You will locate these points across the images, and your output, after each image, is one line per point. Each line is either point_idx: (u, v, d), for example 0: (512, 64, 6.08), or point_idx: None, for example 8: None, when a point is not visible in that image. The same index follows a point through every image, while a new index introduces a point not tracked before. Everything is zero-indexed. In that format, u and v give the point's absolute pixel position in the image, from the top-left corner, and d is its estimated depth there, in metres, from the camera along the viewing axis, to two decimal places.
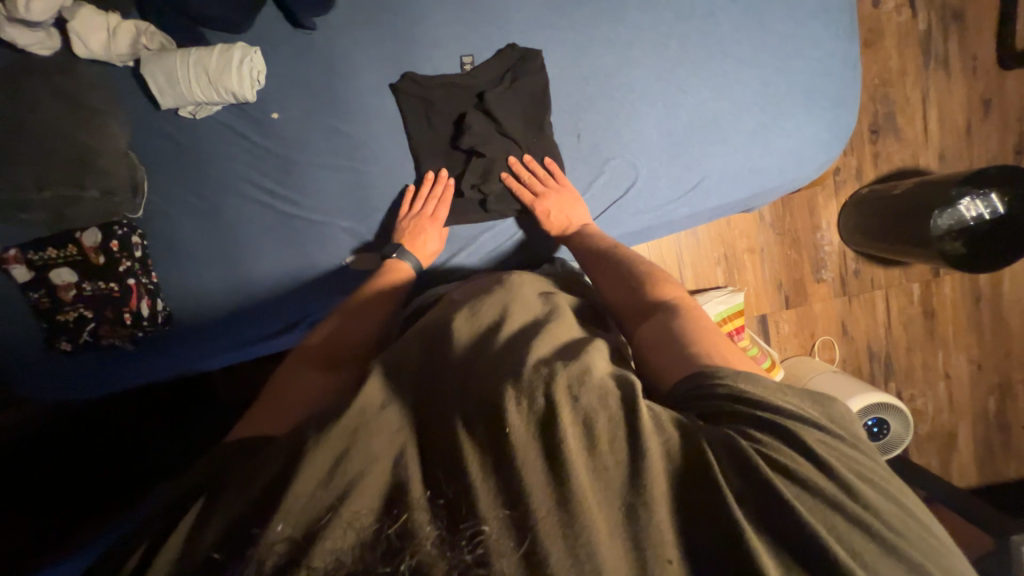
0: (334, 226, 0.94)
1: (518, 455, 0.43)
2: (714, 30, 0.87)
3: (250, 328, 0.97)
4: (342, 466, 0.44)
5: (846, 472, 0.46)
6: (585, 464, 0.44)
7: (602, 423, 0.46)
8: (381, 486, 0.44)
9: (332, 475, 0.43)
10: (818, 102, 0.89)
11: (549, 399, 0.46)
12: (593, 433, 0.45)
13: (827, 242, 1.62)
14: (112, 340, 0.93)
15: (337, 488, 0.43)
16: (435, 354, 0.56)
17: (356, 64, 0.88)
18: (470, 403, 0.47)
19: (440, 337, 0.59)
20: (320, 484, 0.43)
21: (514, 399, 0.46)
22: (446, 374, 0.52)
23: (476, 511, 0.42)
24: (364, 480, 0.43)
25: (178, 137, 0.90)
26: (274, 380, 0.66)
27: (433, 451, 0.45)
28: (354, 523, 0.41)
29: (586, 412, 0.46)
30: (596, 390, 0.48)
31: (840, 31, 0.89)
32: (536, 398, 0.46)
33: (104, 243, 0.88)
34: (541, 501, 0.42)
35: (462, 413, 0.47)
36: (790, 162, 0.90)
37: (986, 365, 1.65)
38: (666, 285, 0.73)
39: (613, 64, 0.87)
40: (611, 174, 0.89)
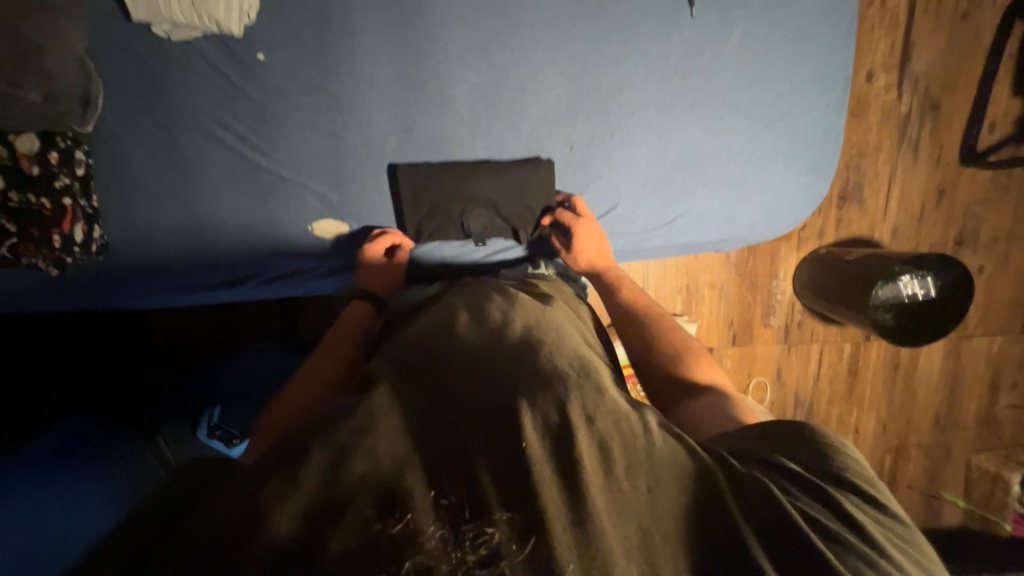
0: (303, 186, 0.89)
1: (534, 471, 0.43)
2: (718, 74, 0.88)
3: (191, 274, 0.92)
4: (344, 464, 0.43)
5: (875, 531, 0.46)
6: (597, 480, 0.44)
7: (609, 438, 0.47)
8: (382, 476, 0.43)
9: (330, 474, 0.43)
10: (795, 164, 0.93)
11: (563, 417, 0.47)
12: (608, 455, 0.46)
13: (780, 291, 1.72)
14: (33, 262, 0.82)
15: (339, 483, 0.42)
16: (407, 363, 0.57)
17: (354, 21, 0.82)
18: (475, 416, 0.48)
19: (437, 340, 0.60)
20: (325, 481, 0.42)
21: (530, 416, 0.47)
22: (434, 377, 0.54)
23: (484, 514, 0.42)
24: (369, 474, 0.43)
25: (143, 53, 0.82)
26: (289, 390, 0.67)
27: (435, 451, 0.46)
28: (354, 519, 0.40)
29: (598, 434, 0.47)
30: (609, 415, 0.49)
31: (829, 103, 0.93)
32: (550, 416, 0.48)
33: (44, 152, 0.78)
34: (555, 513, 0.42)
35: (475, 426, 0.47)
36: (761, 216, 0.95)
37: (890, 427, 1.81)
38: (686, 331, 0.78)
39: (616, 84, 0.87)
40: (595, 193, 0.90)
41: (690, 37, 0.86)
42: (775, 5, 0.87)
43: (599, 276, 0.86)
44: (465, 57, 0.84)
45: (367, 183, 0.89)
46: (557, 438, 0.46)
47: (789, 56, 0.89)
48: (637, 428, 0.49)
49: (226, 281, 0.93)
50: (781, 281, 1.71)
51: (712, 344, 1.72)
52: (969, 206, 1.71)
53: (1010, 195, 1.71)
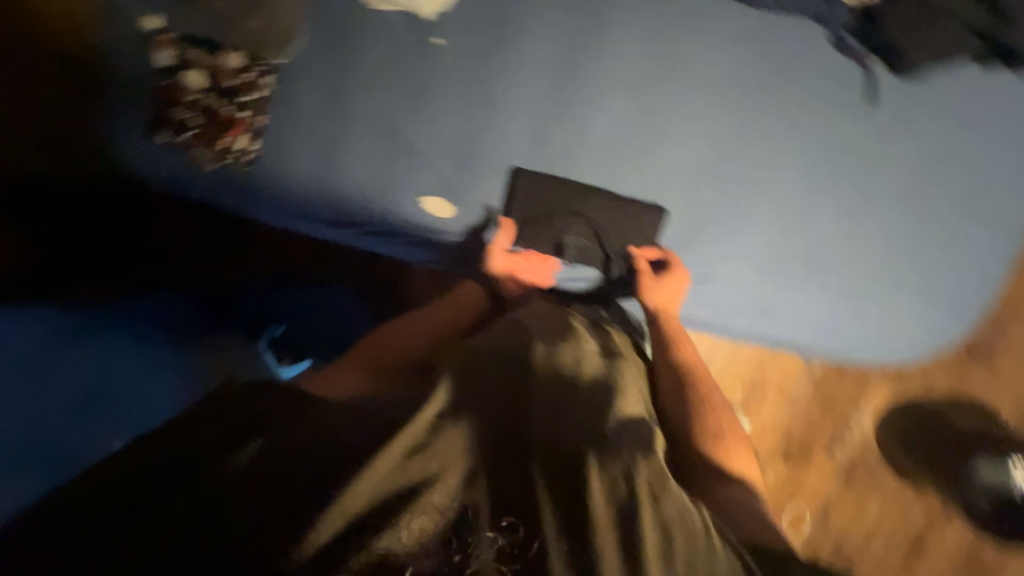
0: (431, 164, 0.95)
1: (590, 524, 0.54)
2: (881, 180, 0.79)
3: (314, 208, 0.98)
4: (420, 456, 0.56)
5: None
6: (651, 552, 0.54)
7: (658, 516, 0.56)
8: (457, 480, 0.56)
9: (408, 460, 0.56)
10: (932, 299, 0.83)
11: (630, 490, 0.57)
12: (661, 533, 0.55)
13: (859, 425, 1.51)
14: (198, 152, 0.97)
15: (415, 471, 0.55)
16: (474, 367, 0.64)
17: (534, 35, 0.89)
18: (548, 457, 0.58)
19: (509, 360, 0.66)
20: (403, 466, 0.55)
21: (597, 477, 0.57)
22: (512, 403, 0.62)
23: (544, 542, 0.54)
24: (445, 476, 0.56)
25: (350, 12, 0.94)
26: (360, 352, 0.76)
27: (494, 467, 0.58)
28: (434, 503, 0.55)
29: (657, 514, 0.56)
30: (672, 501, 0.58)
31: (991, 246, 0.82)
32: (617, 485, 0.57)
33: (240, 71, 0.95)
34: (607, 559, 0.53)
35: (543, 464, 0.57)
36: (871, 339, 0.85)
37: None
38: (733, 428, 0.77)
39: (759, 157, 0.81)
40: (698, 256, 0.85)
41: (860, 134, 0.79)
42: (963, 128, 0.79)
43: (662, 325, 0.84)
44: (619, 91, 0.86)
45: (484, 175, 0.93)
46: (618, 505, 0.56)
47: (966, 184, 0.80)
48: (686, 515, 0.57)
49: (334, 223, 0.98)
50: (863, 415, 1.51)
51: (760, 452, 1.55)
52: None
53: None
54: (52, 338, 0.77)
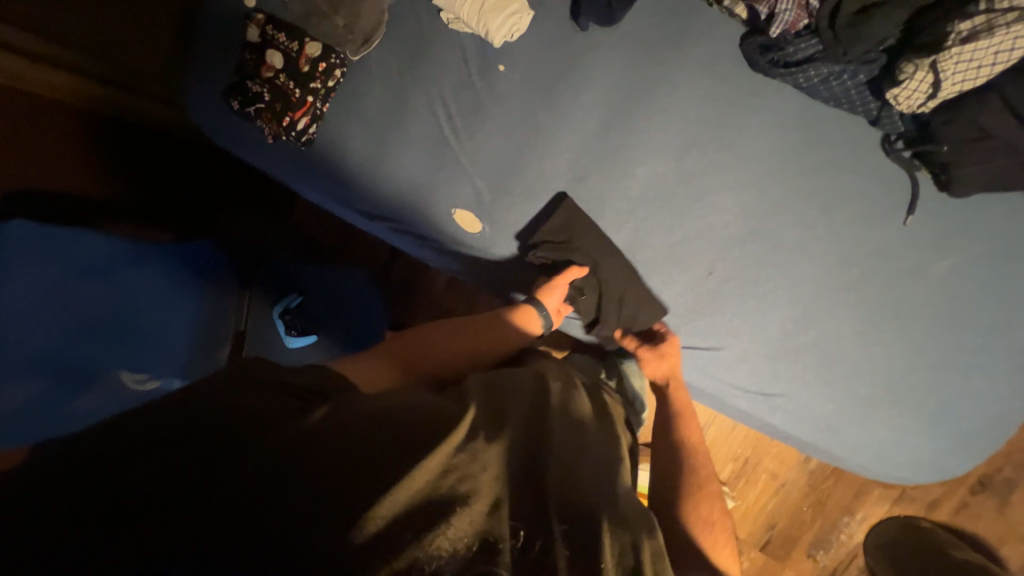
0: (470, 177, 0.98)
1: None
2: (911, 291, 0.77)
3: (356, 196, 1.04)
4: (451, 474, 0.45)
5: None
6: None
7: None
8: (484, 507, 0.44)
9: (445, 475, 0.45)
10: (942, 423, 0.80)
11: (637, 559, 0.48)
12: None
13: (846, 531, 1.47)
14: (262, 124, 1.06)
15: (450, 489, 0.44)
16: (507, 403, 0.61)
17: (592, 78, 0.91)
18: (572, 502, 0.49)
19: (533, 405, 0.64)
20: (431, 475, 0.44)
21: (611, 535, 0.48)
22: (536, 441, 0.57)
23: None
24: (473, 496, 0.44)
25: (426, 27, 1.00)
26: (382, 352, 0.73)
27: (529, 513, 0.47)
28: (459, 524, 0.41)
29: None
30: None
31: (1017, 383, 0.79)
32: (626, 552, 0.48)
33: (317, 60, 1.03)
34: None
35: (569, 507, 0.48)
36: (870, 449, 0.81)
37: None
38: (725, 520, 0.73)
39: (788, 240, 0.81)
40: (706, 325, 0.85)
41: (895, 241, 0.77)
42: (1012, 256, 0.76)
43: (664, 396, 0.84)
44: (663, 149, 0.87)
45: (519, 201, 0.96)
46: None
47: (1000, 315, 0.77)
48: None
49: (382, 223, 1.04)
50: (854, 522, 1.46)
51: (741, 535, 1.53)
52: None
53: None
54: (115, 260, 0.84)
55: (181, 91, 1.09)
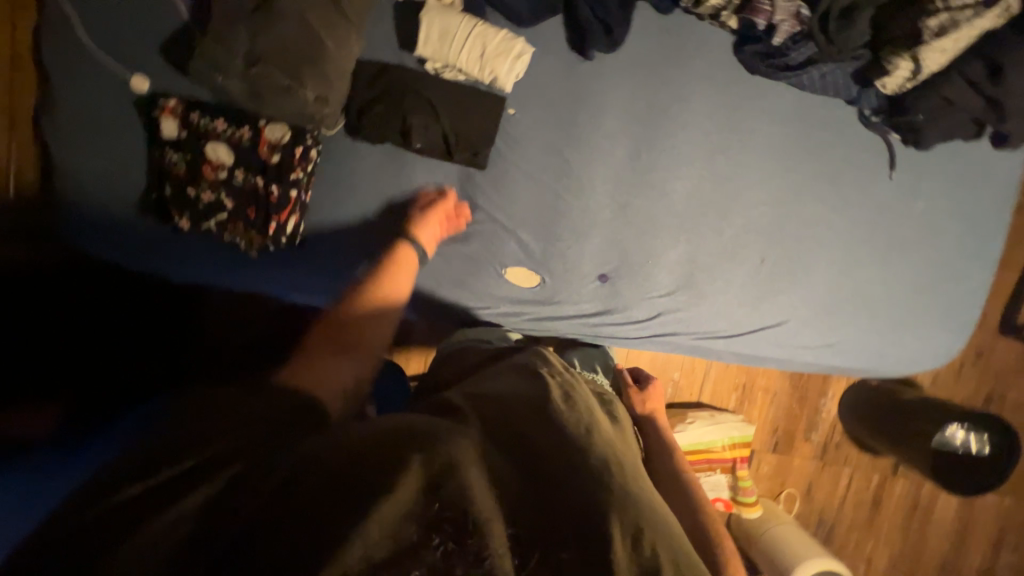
0: (514, 234, 0.92)
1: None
2: (904, 230, 0.95)
3: (287, 273, 0.91)
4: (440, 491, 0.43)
5: None
6: None
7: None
8: (479, 508, 0.43)
9: (432, 490, 0.43)
10: (952, 318, 1.00)
11: (655, 554, 0.45)
12: None
13: (825, 409, 1.89)
14: (235, 238, 0.87)
15: (434, 511, 0.43)
16: (507, 402, 0.59)
17: (606, 106, 0.90)
18: (571, 493, 0.48)
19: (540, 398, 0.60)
20: (415, 499, 0.43)
21: (622, 528, 0.46)
22: (545, 432, 0.54)
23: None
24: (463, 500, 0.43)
25: (404, 77, 0.86)
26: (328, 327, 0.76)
27: (525, 518, 0.46)
28: (432, 537, 0.42)
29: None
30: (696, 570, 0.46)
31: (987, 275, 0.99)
32: (641, 544, 0.45)
33: (289, 145, 0.85)
34: None
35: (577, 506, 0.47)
36: (905, 358, 1.01)
37: (899, 564, 1.98)
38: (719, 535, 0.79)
39: (814, 215, 0.93)
40: (770, 306, 0.96)
41: (886, 194, 0.94)
42: (966, 182, 0.95)
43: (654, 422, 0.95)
44: (693, 160, 0.92)
45: (572, 244, 0.93)
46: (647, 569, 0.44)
47: (969, 218, 0.96)
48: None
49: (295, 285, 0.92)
50: (829, 401, 1.89)
51: (756, 446, 1.90)
52: (1007, 370, 1.86)
53: None
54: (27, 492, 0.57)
55: (125, 217, 0.88)
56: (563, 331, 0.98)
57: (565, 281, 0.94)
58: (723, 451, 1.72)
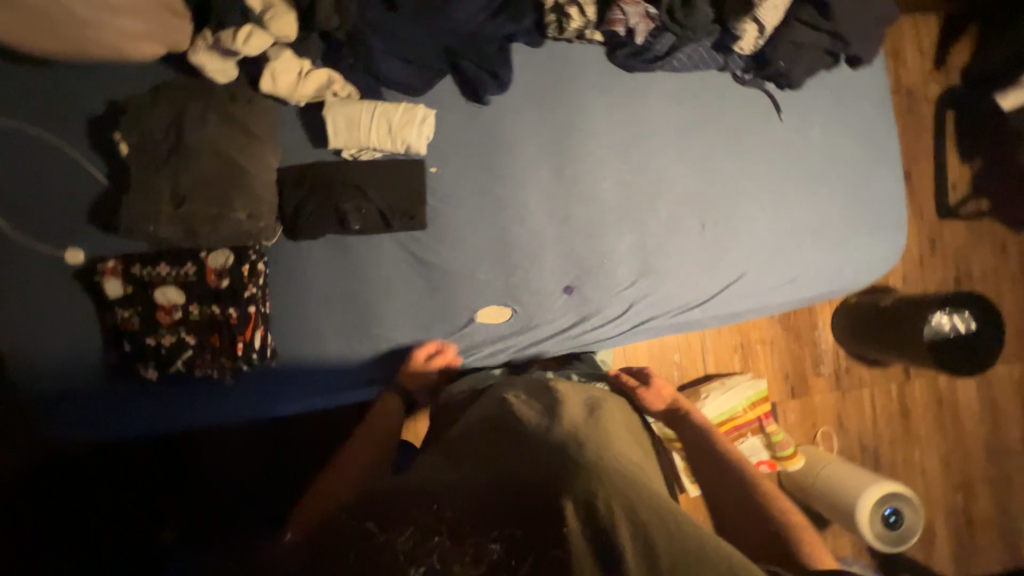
0: (473, 277, 0.96)
1: (573, 545, 0.53)
2: (813, 158, 1.03)
3: (269, 391, 0.91)
4: (415, 512, 0.59)
5: None
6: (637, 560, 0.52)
7: (652, 524, 0.55)
8: (445, 518, 0.58)
9: (408, 520, 0.58)
10: (889, 218, 1.06)
11: (607, 505, 0.55)
12: (653, 549, 0.53)
13: (822, 340, 1.96)
14: (207, 371, 0.86)
15: (412, 529, 0.57)
16: (480, 431, 0.73)
17: (517, 139, 0.97)
18: (527, 483, 0.59)
19: (504, 420, 0.73)
20: (397, 528, 0.58)
21: (575, 502, 0.55)
22: (507, 444, 0.67)
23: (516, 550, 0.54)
24: (431, 518, 0.58)
25: (326, 171, 0.90)
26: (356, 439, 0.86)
27: (486, 511, 0.58)
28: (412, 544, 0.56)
29: (636, 522, 0.54)
30: (650, 509, 0.56)
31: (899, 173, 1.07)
32: (594, 501, 0.55)
33: (235, 266, 0.87)
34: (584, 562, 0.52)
35: (536, 488, 0.58)
36: (864, 269, 1.05)
37: (949, 461, 2.01)
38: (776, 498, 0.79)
39: (732, 172, 1.01)
40: (726, 263, 1.01)
41: (784, 134, 1.02)
42: (847, 102, 1.04)
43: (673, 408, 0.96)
44: (609, 160, 0.99)
45: (529, 269, 0.97)
46: (601, 522, 0.54)
47: (864, 131, 1.05)
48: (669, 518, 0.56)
49: (281, 395, 0.91)
50: (822, 331, 1.95)
51: (776, 398, 1.92)
52: (962, 247, 1.99)
53: (987, 240, 2.00)
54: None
55: (92, 389, 0.86)
56: (553, 351, 1.00)
57: (535, 304, 0.97)
58: (747, 413, 1.71)
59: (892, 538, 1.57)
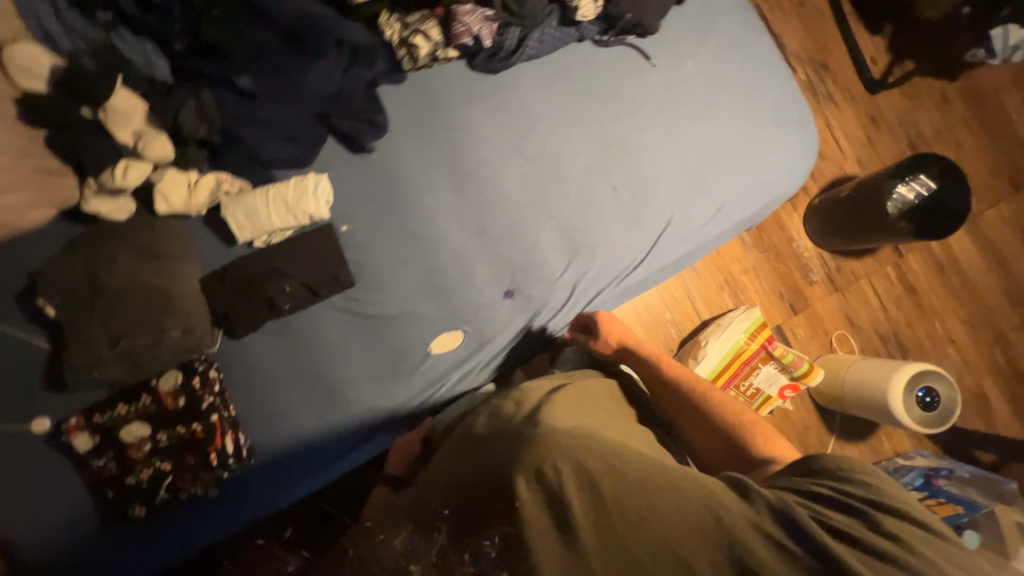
0: (415, 314, 0.97)
1: (532, 513, 0.65)
2: (698, 90, 1.04)
3: (262, 489, 0.92)
4: (414, 521, 0.71)
5: (897, 508, 0.71)
6: (586, 508, 0.66)
7: (597, 472, 0.68)
8: (432, 521, 0.70)
9: (403, 531, 0.69)
10: (790, 118, 1.06)
11: (556, 471, 0.67)
12: (597, 491, 0.67)
13: (803, 249, 1.94)
14: (192, 490, 0.88)
15: (406, 538, 0.67)
16: (447, 448, 0.82)
17: (412, 172, 1.00)
18: (491, 477, 0.71)
19: (467, 432, 0.82)
20: (394, 537, 0.69)
21: (527, 478, 0.67)
22: (469, 450, 0.77)
23: (494, 529, 0.66)
24: (421, 523, 0.70)
25: (244, 263, 0.93)
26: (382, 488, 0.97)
27: (464, 511, 0.70)
28: (406, 543, 0.67)
29: (582, 476, 0.68)
30: (597, 462, 0.69)
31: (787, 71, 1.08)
32: (544, 473, 0.67)
33: (187, 383, 0.89)
34: (543, 524, 0.65)
35: (498, 477, 0.70)
36: (787, 173, 1.05)
37: (976, 322, 1.96)
38: (730, 407, 0.93)
39: (624, 129, 1.02)
40: (650, 215, 1.01)
41: (661, 76, 1.04)
42: (712, 25, 1.06)
43: (633, 349, 0.97)
44: (505, 159, 1.01)
45: (465, 287, 0.98)
46: (554, 489, 0.67)
47: (736, 45, 1.06)
48: (610, 468, 0.69)
49: (276, 490, 0.93)
50: (799, 241, 1.93)
51: (778, 320, 1.89)
52: (902, 113, 2.02)
53: (923, 99, 2.02)
54: None
55: (88, 540, 0.87)
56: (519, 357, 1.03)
57: (483, 317, 0.98)
58: (750, 344, 1.64)
59: (934, 418, 1.52)
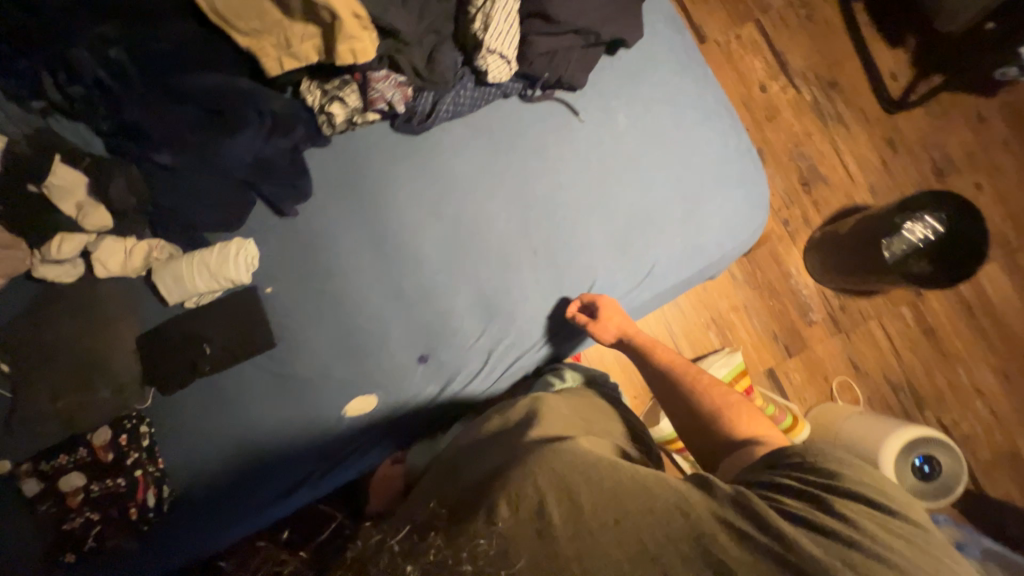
0: (331, 376, 0.98)
1: (516, 522, 0.60)
2: (630, 148, 0.98)
3: (194, 536, 0.97)
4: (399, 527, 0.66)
5: (871, 493, 0.63)
6: (567, 513, 0.61)
7: (581, 478, 0.64)
8: (419, 527, 0.63)
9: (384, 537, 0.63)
10: (730, 178, 0.98)
11: (540, 483, 0.64)
12: (576, 497, 0.62)
13: (802, 286, 1.78)
14: (116, 540, 0.94)
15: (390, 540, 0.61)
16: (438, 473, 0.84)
17: (333, 236, 1.01)
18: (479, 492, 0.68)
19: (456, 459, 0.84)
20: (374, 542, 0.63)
21: (509, 494, 0.63)
22: (454, 475, 0.79)
23: (482, 536, 0.59)
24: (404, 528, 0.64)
25: (174, 324, 0.98)
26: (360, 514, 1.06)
27: (449, 520, 0.64)
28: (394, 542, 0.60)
29: (565, 483, 0.64)
30: (575, 467, 0.65)
31: (731, 124, 1.00)
32: (525, 488, 0.64)
33: (116, 439, 0.95)
34: (528, 533, 0.59)
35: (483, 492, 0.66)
36: (725, 236, 0.98)
37: (1011, 373, 1.72)
38: (718, 388, 0.88)
39: (547, 190, 0.98)
40: (571, 281, 0.98)
41: (589, 132, 0.99)
42: (648, 77, 1.00)
43: (631, 340, 0.96)
44: (425, 222, 1.00)
45: (382, 350, 0.98)
46: (538, 496, 0.62)
47: (671, 99, 1.00)
48: (597, 473, 0.65)
49: (202, 539, 0.98)
50: (798, 277, 1.78)
51: (771, 363, 1.75)
52: (926, 137, 1.80)
53: (953, 118, 1.80)
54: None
55: None
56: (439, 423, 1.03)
57: (400, 380, 0.98)
58: None
59: (932, 492, 1.35)
